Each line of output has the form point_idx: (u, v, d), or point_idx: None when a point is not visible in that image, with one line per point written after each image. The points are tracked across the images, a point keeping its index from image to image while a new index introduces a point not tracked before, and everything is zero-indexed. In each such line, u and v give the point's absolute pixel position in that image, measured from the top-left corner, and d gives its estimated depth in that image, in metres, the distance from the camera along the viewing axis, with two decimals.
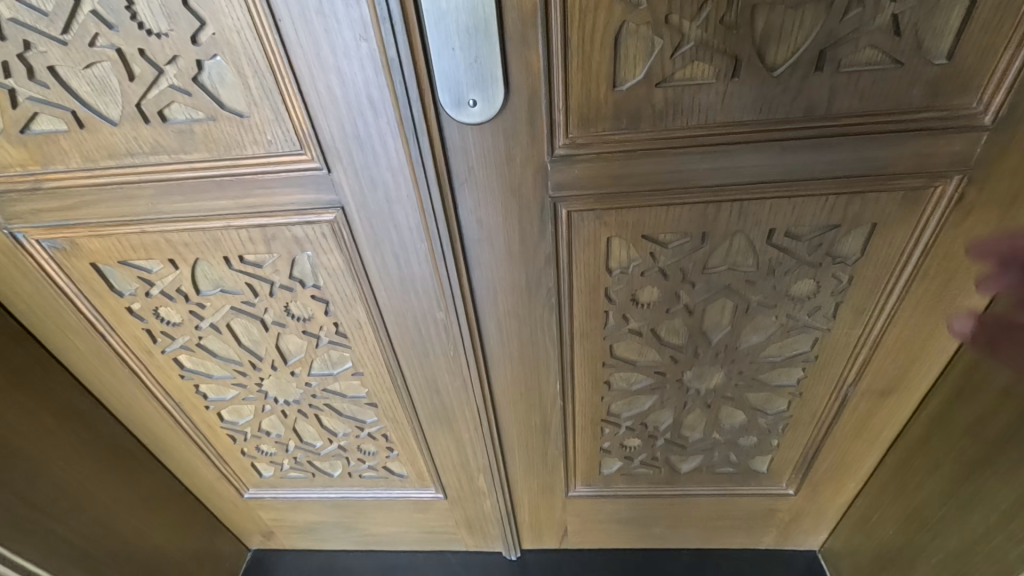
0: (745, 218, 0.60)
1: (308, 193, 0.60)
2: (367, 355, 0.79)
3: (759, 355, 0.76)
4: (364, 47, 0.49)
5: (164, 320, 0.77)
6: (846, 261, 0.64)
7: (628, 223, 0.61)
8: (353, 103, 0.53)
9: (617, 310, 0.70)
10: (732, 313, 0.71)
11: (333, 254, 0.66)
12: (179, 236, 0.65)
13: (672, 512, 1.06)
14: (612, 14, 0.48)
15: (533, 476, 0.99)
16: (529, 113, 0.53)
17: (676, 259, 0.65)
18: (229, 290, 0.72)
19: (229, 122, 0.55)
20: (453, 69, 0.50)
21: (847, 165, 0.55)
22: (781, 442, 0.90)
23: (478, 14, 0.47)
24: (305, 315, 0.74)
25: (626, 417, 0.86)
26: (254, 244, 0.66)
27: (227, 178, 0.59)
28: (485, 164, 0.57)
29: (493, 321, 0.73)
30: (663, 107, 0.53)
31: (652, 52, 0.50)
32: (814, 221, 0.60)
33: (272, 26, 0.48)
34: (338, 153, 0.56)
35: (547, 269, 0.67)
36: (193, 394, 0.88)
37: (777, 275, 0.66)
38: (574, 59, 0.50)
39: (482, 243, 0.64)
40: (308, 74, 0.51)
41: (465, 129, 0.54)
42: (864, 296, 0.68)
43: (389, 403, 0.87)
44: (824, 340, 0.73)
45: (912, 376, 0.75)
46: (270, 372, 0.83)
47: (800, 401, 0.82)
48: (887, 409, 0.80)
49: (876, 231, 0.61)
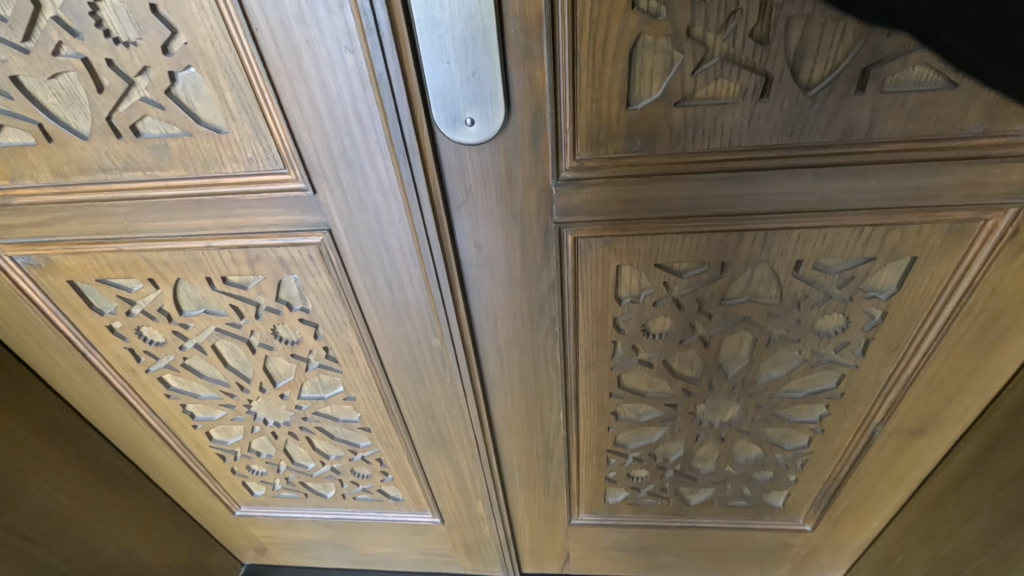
0: (770, 248, 0.55)
1: (293, 214, 0.55)
2: (359, 380, 0.74)
3: (780, 390, 0.71)
4: (350, 60, 0.44)
5: (146, 340, 0.73)
6: (880, 296, 0.59)
7: (640, 251, 0.56)
8: (340, 119, 0.48)
9: (625, 340, 0.65)
10: (751, 346, 0.66)
11: (321, 277, 0.61)
12: (159, 255, 0.61)
13: (681, 543, 1.00)
14: (627, 25, 0.43)
15: (534, 503, 0.94)
16: (533, 133, 0.48)
17: (692, 290, 0.59)
18: (214, 311, 0.68)
19: (207, 138, 0.51)
20: (449, 85, 0.45)
21: (889, 193, 0.50)
22: (799, 478, 0.84)
23: (476, 24, 0.42)
24: (293, 337, 0.70)
25: (634, 448, 0.81)
26: (237, 265, 0.61)
27: (208, 197, 0.55)
28: (484, 186, 0.52)
29: (493, 350, 0.68)
30: (682, 129, 0.48)
31: (671, 68, 0.45)
32: (846, 253, 0.55)
33: (248, 36, 0.44)
34: (324, 172, 0.51)
35: (551, 297, 0.62)
36: (180, 414, 0.85)
37: (803, 308, 0.60)
38: (582, 74, 0.45)
39: (481, 268, 0.59)
40: (290, 88, 0.46)
41: (461, 149, 0.50)
42: (898, 332, 0.62)
43: (383, 428, 0.82)
44: (851, 377, 0.67)
45: (947, 417, 0.69)
46: (259, 394, 0.79)
47: (822, 437, 0.77)
48: (917, 450, 0.74)
49: (915, 264, 0.55)
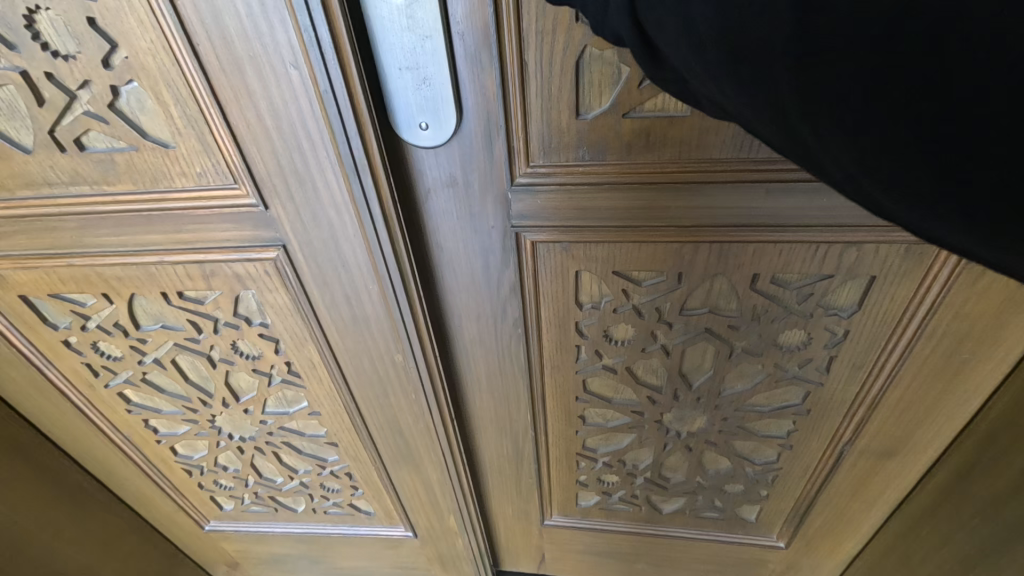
0: (726, 259, 0.57)
1: (245, 229, 0.54)
2: (324, 396, 0.73)
3: (748, 401, 0.74)
4: (295, 75, 0.43)
5: (104, 354, 0.71)
6: (841, 314, 0.63)
7: (598, 259, 0.58)
8: (288, 134, 0.47)
9: (588, 346, 0.67)
10: (713, 358, 0.69)
11: (279, 292, 0.60)
12: (112, 270, 0.60)
13: (653, 549, 1.01)
14: (574, 37, 0.44)
15: (506, 508, 0.95)
16: (486, 140, 0.49)
17: (651, 299, 0.61)
18: (171, 326, 0.67)
19: (153, 153, 0.49)
20: (401, 91, 0.45)
21: (840, 211, 0.52)
22: (771, 493, 0.88)
23: (423, 32, 0.43)
24: (254, 352, 0.69)
25: (602, 453, 0.83)
26: (192, 280, 0.60)
27: (157, 213, 0.53)
28: (442, 191, 0.53)
29: (457, 355, 0.69)
30: (632, 139, 0.49)
31: (618, 80, 0.46)
32: (804, 269, 0.58)
33: (189, 51, 0.42)
34: (275, 187, 0.50)
35: (511, 301, 0.63)
36: (143, 429, 0.83)
37: (763, 322, 0.63)
38: (532, 84, 0.47)
39: (442, 271, 0.60)
40: (234, 103, 0.45)
41: (418, 153, 0.50)
42: (862, 351, 0.66)
43: (351, 443, 0.81)
44: (816, 394, 0.72)
45: (920, 440, 0.73)
46: (222, 410, 0.78)
47: (791, 454, 0.81)
48: (890, 471, 0.78)
49: (874, 283, 0.59)
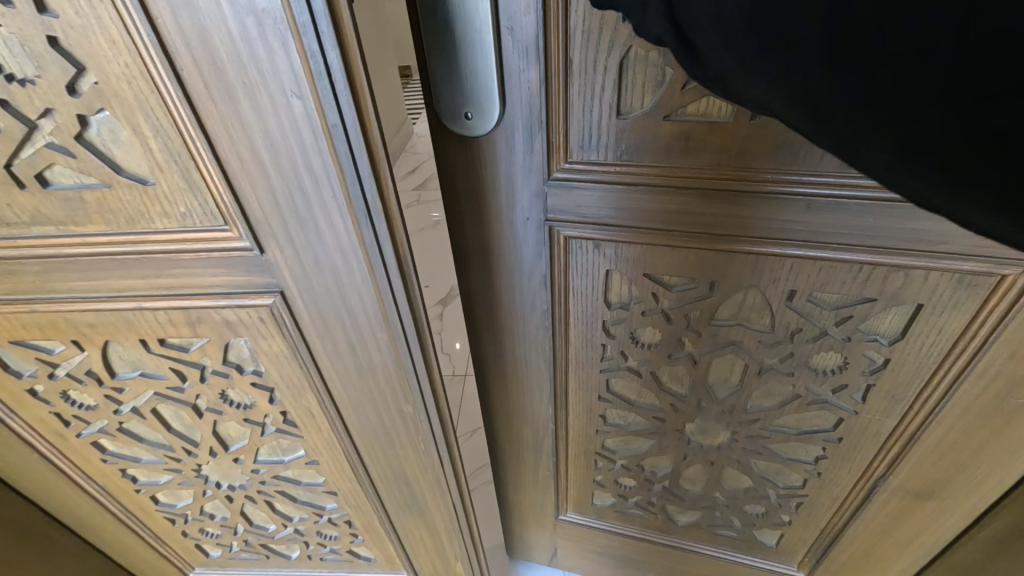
0: (761, 274, 0.60)
1: (236, 275, 0.48)
2: (323, 446, 0.66)
3: (773, 423, 0.77)
4: (296, 106, 0.36)
5: (75, 404, 0.64)
6: (881, 339, 0.63)
7: (628, 260, 0.62)
8: (288, 172, 0.40)
9: (615, 345, 0.72)
10: (742, 371, 0.72)
11: (275, 340, 0.53)
12: (83, 316, 0.53)
13: (668, 562, 1.07)
14: (619, 38, 0.48)
15: (524, 498, 1.01)
16: (527, 136, 0.54)
17: (680, 305, 0.66)
18: (151, 374, 0.59)
19: (129, 191, 0.43)
20: (450, 81, 0.50)
21: (883, 232, 0.53)
22: (794, 519, 0.90)
23: (473, 27, 0.47)
24: (246, 401, 0.62)
25: (621, 455, 0.88)
26: (175, 326, 0.53)
27: (134, 256, 0.46)
28: (483, 182, 0.58)
29: (488, 344, 0.74)
30: (671, 141, 0.53)
31: (661, 82, 0.50)
32: (844, 289, 0.59)
33: (171, 77, 0.36)
34: (272, 230, 0.44)
35: (541, 291, 0.67)
36: (120, 478, 0.75)
37: (798, 342, 0.66)
38: (574, 83, 0.51)
39: (476, 258, 0.65)
40: (225, 137, 0.39)
41: (461, 141, 0.55)
42: (903, 383, 0.65)
43: (352, 492, 0.74)
44: (849, 422, 0.72)
45: (959, 492, 0.70)
46: (209, 459, 0.71)
47: (818, 481, 0.82)
48: (926, 513, 0.75)
49: (921, 311, 0.59)
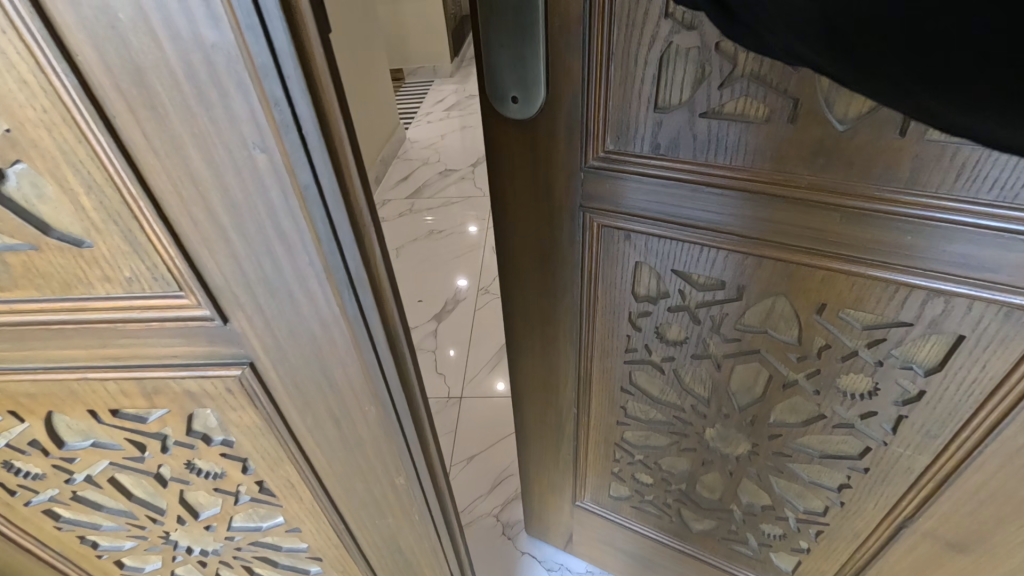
0: (790, 282, 0.55)
1: (196, 345, 0.40)
2: (304, 513, 0.59)
3: (794, 441, 0.72)
4: (260, 159, 0.29)
5: (19, 473, 0.56)
6: (918, 369, 0.56)
7: (658, 253, 0.60)
8: (253, 234, 0.33)
9: (639, 338, 0.70)
10: (767, 381, 0.67)
11: (247, 412, 0.46)
12: (19, 386, 0.45)
13: (681, 567, 1.04)
14: (659, 31, 0.47)
15: (540, 475, 1.01)
16: (569, 122, 0.55)
17: (709, 304, 0.62)
18: (105, 444, 0.52)
19: (63, 253, 0.35)
20: (504, 66, 0.53)
21: (928, 256, 0.47)
22: (812, 548, 0.84)
23: (526, 16, 0.50)
24: (215, 471, 0.54)
25: (639, 450, 0.86)
26: (128, 397, 0.46)
27: (74, 325, 0.39)
28: (523, 165, 0.60)
29: (518, 317, 0.76)
30: (706, 139, 0.50)
31: (699, 79, 0.48)
32: (877, 309, 0.53)
33: (104, 126, 0.28)
34: (235, 298, 0.37)
35: (570, 276, 0.67)
36: (79, 545, 0.67)
37: (828, 360, 0.60)
38: (615, 74, 0.50)
39: (511, 236, 0.67)
40: (173, 195, 0.31)
41: (507, 124, 0.57)
42: (937, 420, 0.58)
43: (338, 558, 0.66)
44: (878, 452, 0.65)
45: (998, 541, 0.64)
46: (177, 527, 0.63)
47: (840, 512, 0.76)
48: (959, 563, 0.69)
49: (964, 343, 0.52)
